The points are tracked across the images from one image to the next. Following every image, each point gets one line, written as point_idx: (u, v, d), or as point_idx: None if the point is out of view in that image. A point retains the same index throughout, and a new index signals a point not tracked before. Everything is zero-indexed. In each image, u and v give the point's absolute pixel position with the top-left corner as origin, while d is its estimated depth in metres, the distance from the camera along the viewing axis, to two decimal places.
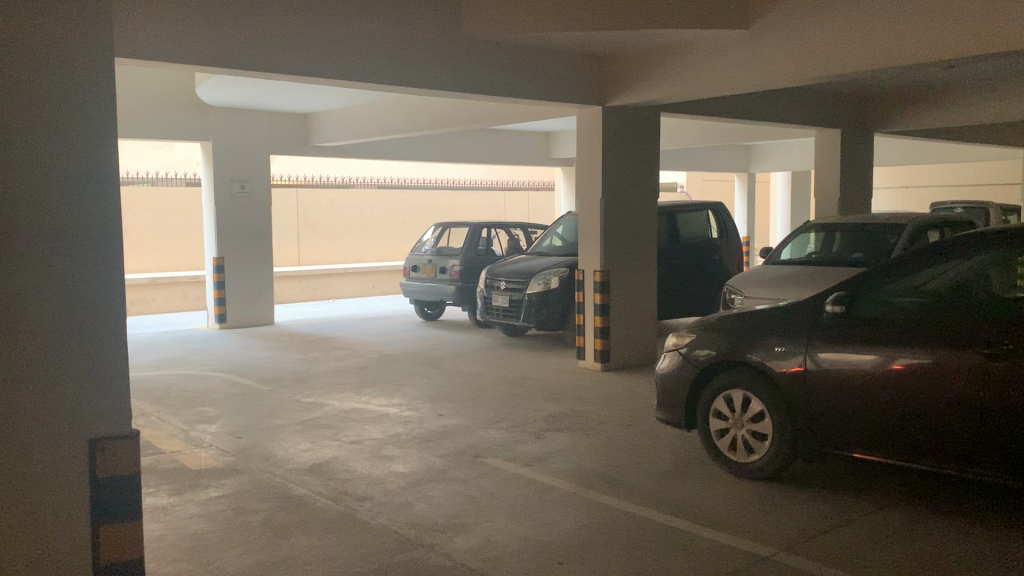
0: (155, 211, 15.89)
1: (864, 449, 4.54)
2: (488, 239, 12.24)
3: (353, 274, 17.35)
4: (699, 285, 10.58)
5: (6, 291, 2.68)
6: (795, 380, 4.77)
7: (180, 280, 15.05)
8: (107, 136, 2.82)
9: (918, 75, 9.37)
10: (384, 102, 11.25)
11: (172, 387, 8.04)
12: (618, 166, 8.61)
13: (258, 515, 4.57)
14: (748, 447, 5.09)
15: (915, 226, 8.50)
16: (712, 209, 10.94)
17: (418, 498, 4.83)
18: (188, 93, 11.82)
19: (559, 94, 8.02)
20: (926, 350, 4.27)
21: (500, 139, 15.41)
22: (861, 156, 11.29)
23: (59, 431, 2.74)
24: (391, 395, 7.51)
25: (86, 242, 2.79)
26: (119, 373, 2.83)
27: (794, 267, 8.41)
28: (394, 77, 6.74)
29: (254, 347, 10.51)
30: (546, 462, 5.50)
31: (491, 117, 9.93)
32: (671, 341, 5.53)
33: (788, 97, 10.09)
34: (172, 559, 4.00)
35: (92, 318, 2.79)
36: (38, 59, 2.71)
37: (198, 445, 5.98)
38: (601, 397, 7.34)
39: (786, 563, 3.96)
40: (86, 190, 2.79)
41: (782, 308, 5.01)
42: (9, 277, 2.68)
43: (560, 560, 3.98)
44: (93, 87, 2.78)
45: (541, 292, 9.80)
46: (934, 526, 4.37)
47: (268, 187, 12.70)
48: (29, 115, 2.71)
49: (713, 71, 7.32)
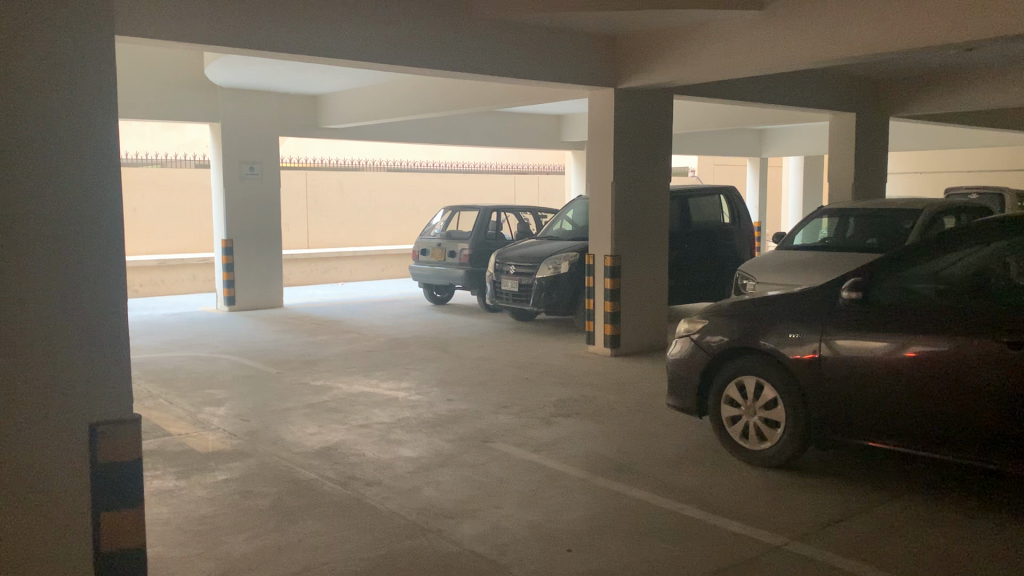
0: (164, 193, 15.87)
1: (879, 437, 4.47)
2: (497, 223, 12.16)
3: (362, 257, 17.30)
4: (711, 271, 10.50)
5: (9, 279, 2.64)
6: (810, 366, 4.69)
7: (189, 262, 15.05)
8: (108, 113, 2.76)
9: (936, 59, 9.22)
10: (393, 83, 11.17)
11: (180, 369, 8.02)
12: (630, 149, 8.50)
13: (265, 499, 4.53)
14: (760, 435, 5.03)
15: (931, 212, 8.36)
16: (724, 193, 10.85)
17: (427, 483, 4.79)
18: (197, 73, 11.76)
19: (571, 76, 7.91)
20: (942, 337, 4.19)
21: (510, 122, 15.30)
22: (875, 141, 11.15)
23: (56, 416, 2.70)
24: (400, 379, 7.48)
25: (86, 222, 2.74)
26: (118, 355, 2.78)
27: (807, 253, 8.31)
28: (403, 57, 6.65)
29: (263, 329, 10.49)
30: (556, 448, 5.45)
31: (501, 99, 9.83)
32: (683, 327, 5.47)
33: (803, 80, 9.95)
34: (179, 543, 3.97)
35: (92, 304, 2.74)
36: (39, 44, 2.66)
37: (205, 427, 5.96)
38: (611, 382, 7.29)
39: (797, 553, 3.89)
40: (83, 169, 2.73)
41: (798, 293, 4.93)
42: (12, 266, 2.65)
43: (570, 547, 3.93)
44: (94, 70, 2.73)
45: (551, 276, 9.73)
46: (951, 516, 4.30)
47: (278, 169, 12.65)
48: (32, 101, 2.66)
49: (729, 53, 7.18)
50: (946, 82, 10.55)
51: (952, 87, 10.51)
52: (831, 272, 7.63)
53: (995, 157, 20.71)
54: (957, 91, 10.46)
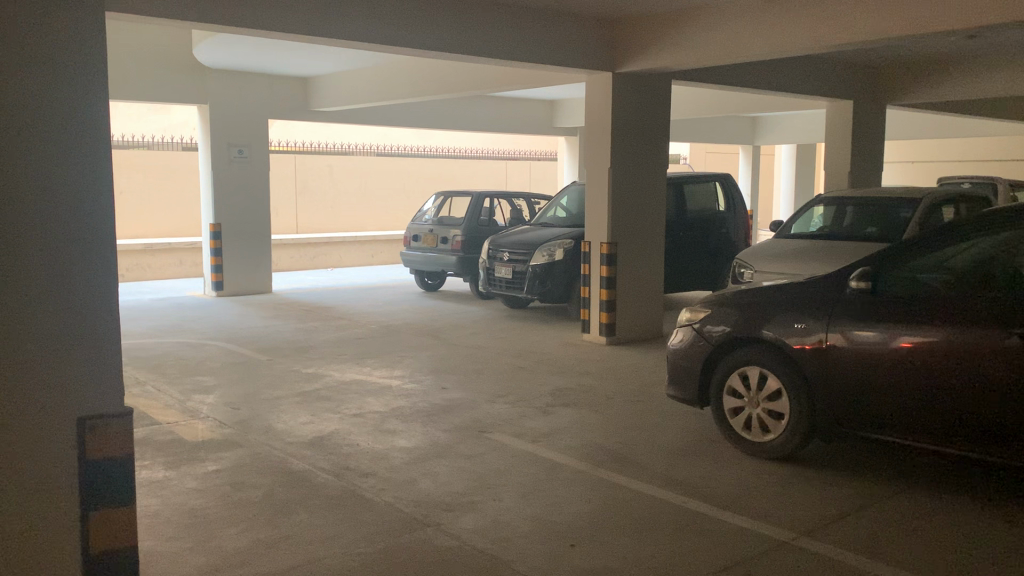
0: (150, 176, 15.63)
1: (885, 430, 4.39)
2: (490, 210, 12.02)
3: (352, 242, 17.09)
4: (704, 259, 10.42)
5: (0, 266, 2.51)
6: (815, 357, 4.60)
7: (176, 246, 14.82)
8: (97, 85, 2.62)
9: (935, 46, 9.13)
10: (385, 65, 10.97)
11: (167, 355, 7.86)
12: (628, 134, 8.36)
13: (257, 491, 4.41)
14: (763, 426, 4.94)
15: (931, 201, 8.26)
16: (719, 180, 10.70)
17: (423, 475, 4.68)
18: (184, 52, 11.53)
19: (569, 60, 7.77)
20: (953, 329, 4.10)
21: (503, 106, 15.15)
22: (871, 129, 11.07)
23: (44, 408, 2.57)
24: (393, 367, 7.36)
25: (75, 197, 2.60)
26: (111, 341, 2.65)
27: (805, 241, 8.23)
28: (395, 38, 6.48)
29: (252, 315, 10.34)
30: (553, 439, 5.36)
31: (496, 82, 9.65)
32: (684, 316, 5.37)
33: (801, 66, 9.84)
34: (168, 537, 3.84)
35: (82, 291, 2.61)
36: (31, 17, 2.51)
37: (195, 416, 5.82)
38: (607, 371, 7.20)
39: (805, 549, 3.80)
40: (71, 141, 2.59)
41: (803, 283, 4.83)
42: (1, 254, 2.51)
43: (572, 542, 3.83)
44: (89, 45, 2.59)
45: (546, 263, 9.62)
46: (957, 510, 4.22)
47: (267, 151, 12.44)
48: (23, 79, 2.52)
49: (729, 37, 7.04)
50: (943, 72, 10.48)
51: (949, 76, 10.44)
52: (831, 261, 7.55)
53: (991, 147, 20.67)
54: (954, 81, 10.39)
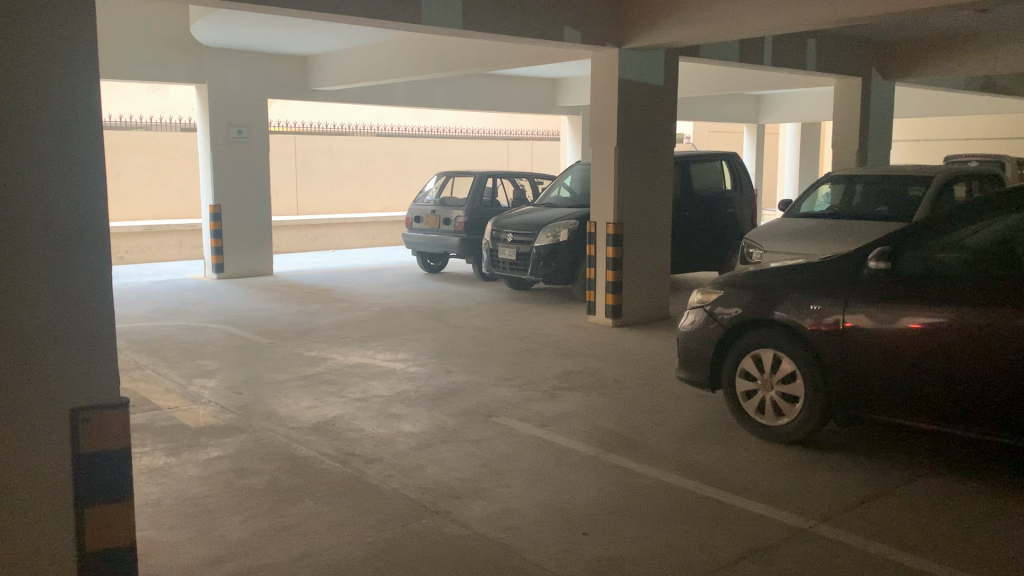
0: (150, 157, 15.49)
1: (905, 415, 4.26)
2: (493, 189, 11.87)
3: (354, 224, 16.96)
4: (711, 239, 10.27)
5: None
6: (832, 339, 4.47)
7: (176, 228, 14.71)
8: (85, 65, 2.50)
9: (946, 20, 8.98)
10: (387, 44, 10.77)
11: (167, 338, 7.76)
12: (633, 115, 8.22)
13: (261, 478, 4.31)
14: (778, 411, 4.83)
15: (942, 178, 8.10)
16: (725, 158, 10.57)
17: (430, 461, 4.58)
18: (181, 31, 11.36)
19: (569, 36, 7.60)
20: (977, 312, 3.96)
21: (506, 85, 14.98)
22: (880, 106, 10.91)
23: (36, 396, 2.47)
24: (396, 350, 7.26)
25: (68, 187, 2.49)
26: (104, 328, 2.55)
27: (815, 221, 8.10)
28: (397, 14, 6.30)
29: (253, 297, 10.23)
30: (562, 423, 5.25)
31: (496, 58, 9.48)
32: (695, 298, 5.26)
33: (810, 42, 9.68)
34: (171, 526, 3.75)
35: (75, 277, 2.51)
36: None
37: (196, 400, 5.73)
38: (614, 354, 7.10)
39: (824, 536, 3.68)
40: (62, 124, 2.48)
41: (817, 264, 4.70)
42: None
43: (584, 530, 3.73)
44: (76, 22, 2.47)
45: (550, 244, 9.49)
46: (973, 494, 4.12)
47: (267, 132, 12.28)
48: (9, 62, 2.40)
49: (737, 12, 6.85)
50: (953, 48, 10.31)
51: (959, 51, 10.26)
52: (840, 241, 7.44)
53: (997, 126, 20.57)
54: (965, 57, 10.22)
